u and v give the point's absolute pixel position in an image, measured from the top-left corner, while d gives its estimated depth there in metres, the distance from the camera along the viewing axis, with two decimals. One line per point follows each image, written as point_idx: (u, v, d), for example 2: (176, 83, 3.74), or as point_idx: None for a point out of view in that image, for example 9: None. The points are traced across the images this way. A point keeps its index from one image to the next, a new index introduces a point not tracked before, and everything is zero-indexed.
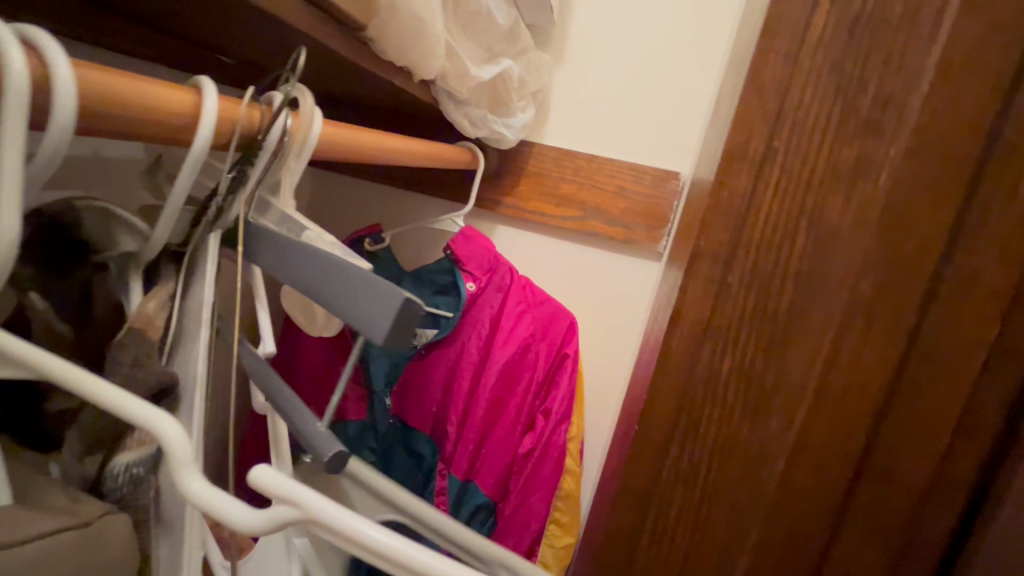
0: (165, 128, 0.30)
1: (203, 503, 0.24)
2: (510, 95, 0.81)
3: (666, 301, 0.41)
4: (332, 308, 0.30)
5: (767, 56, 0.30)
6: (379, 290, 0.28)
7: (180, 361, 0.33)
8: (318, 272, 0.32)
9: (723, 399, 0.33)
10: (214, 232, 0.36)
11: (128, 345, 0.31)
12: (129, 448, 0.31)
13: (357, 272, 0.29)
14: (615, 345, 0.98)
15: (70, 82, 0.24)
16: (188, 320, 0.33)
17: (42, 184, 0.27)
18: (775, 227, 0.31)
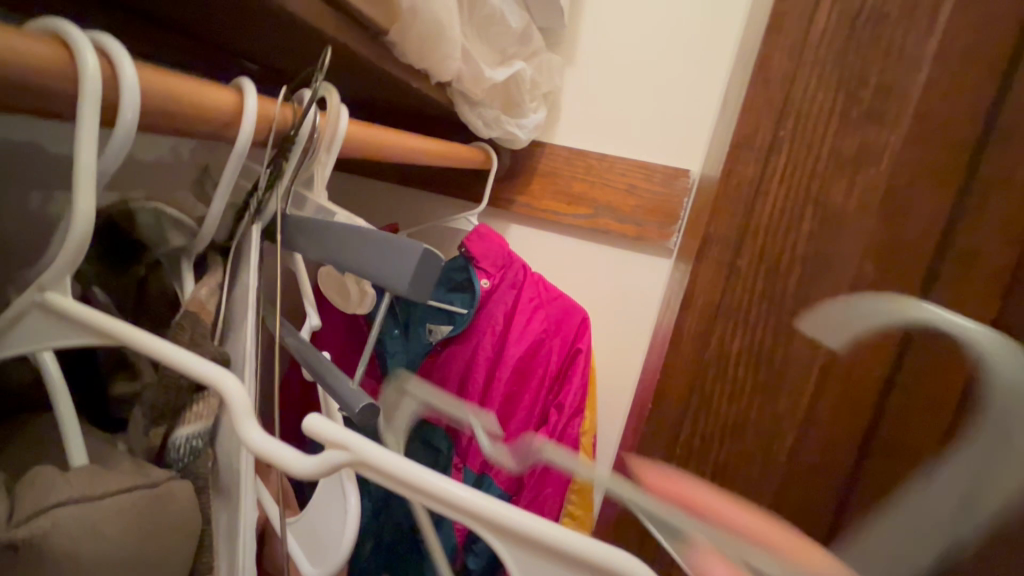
0: (213, 124, 0.33)
1: (263, 452, 0.27)
2: (522, 96, 0.84)
3: (678, 289, 0.43)
4: (358, 270, 0.36)
5: (772, 51, 0.32)
6: (400, 245, 0.34)
7: (231, 343, 0.35)
8: (342, 241, 0.37)
9: (736, 377, 0.35)
10: (256, 226, 0.38)
11: (184, 327, 0.34)
12: (190, 421, 0.35)
13: (378, 235, 0.35)
14: (627, 341, 0.99)
15: (135, 80, 0.27)
16: (236, 306, 0.36)
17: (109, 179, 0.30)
18: (784, 213, 0.33)
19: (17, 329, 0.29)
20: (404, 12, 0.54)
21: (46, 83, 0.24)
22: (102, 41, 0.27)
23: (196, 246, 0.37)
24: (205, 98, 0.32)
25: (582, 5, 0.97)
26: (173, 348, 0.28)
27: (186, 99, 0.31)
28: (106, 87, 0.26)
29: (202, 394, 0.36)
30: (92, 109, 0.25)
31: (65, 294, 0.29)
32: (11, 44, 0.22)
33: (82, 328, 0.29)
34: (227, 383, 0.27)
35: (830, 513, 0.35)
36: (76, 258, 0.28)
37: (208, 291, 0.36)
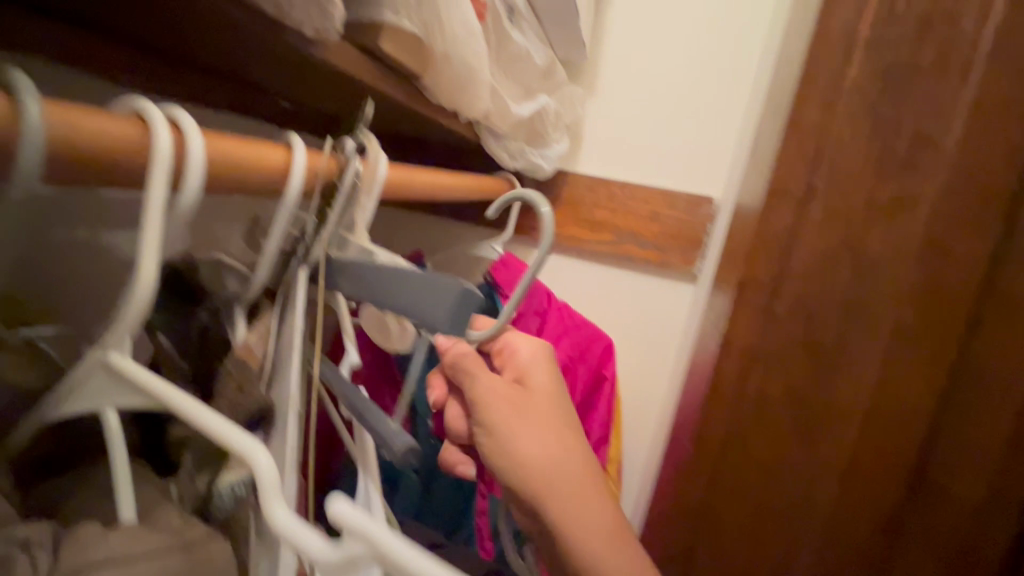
0: (267, 182, 0.34)
1: (285, 533, 0.25)
2: (546, 127, 0.85)
3: (710, 329, 0.43)
4: (395, 307, 0.36)
5: (804, 102, 0.33)
6: (440, 282, 0.35)
7: (278, 388, 0.37)
8: (377, 279, 0.37)
9: (774, 421, 0.35)
10: (302, 270, 0.40)
11: (233, 375, 0.35)
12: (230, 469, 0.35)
13: (417, 273, 0.36)
14: (652, 368, 0.99)
15: (201, 147, 0.29)
16: (283, 350, 0.37)
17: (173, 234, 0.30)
18: (818, 259, 0.33)
19: (79, 390, 0.27)
20: (437, 59, 0.56)
21: (129, 159, 0.25)
22: (175, 114, 0.29)
23: (247, 295, 0.40)
24: (259, 158, 0.34)
25: (601, 37, 0.99)
26: (221, 423, 0.27)
27: (241, 161, 0.32)
28: (176, 156, 0.28)
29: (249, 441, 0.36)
30: (162, 181, 0.26)
31: (125, 353, 0.27)
32: (99, 128, 0.24)
33: (137, 391, 0.27)
34: (259, 459, 0.26)
35: (875, 556, 0.35)
36: (139, 322, 0.27)
37: (258, 338, 0.38)
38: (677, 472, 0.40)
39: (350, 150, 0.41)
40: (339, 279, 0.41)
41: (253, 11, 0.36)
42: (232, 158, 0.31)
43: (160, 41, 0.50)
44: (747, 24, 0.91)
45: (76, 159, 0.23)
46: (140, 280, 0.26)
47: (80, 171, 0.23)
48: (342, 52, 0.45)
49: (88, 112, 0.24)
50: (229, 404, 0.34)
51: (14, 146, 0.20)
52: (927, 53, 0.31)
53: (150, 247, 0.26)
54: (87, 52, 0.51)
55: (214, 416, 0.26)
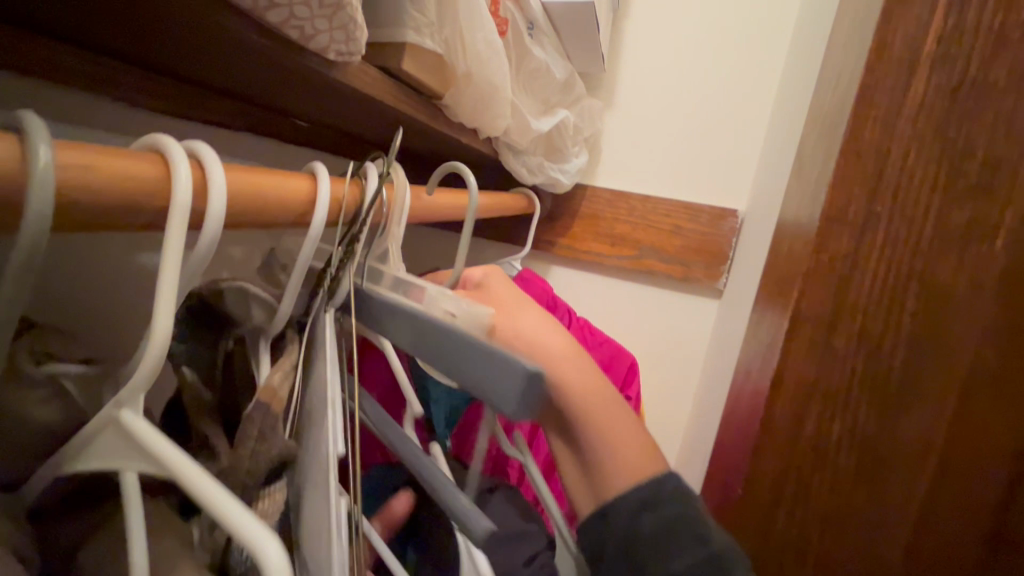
0: (291, 212, 0.33)
1: None
2: (565, 141, 0.84)
3: (753, 358, 0.41)
4: (456, 380, 0.32)
5: (864, 122, 0.31)
6: (501, 364, 0.29)
7: (310, 438, 0.36)
8: (436, 342, 0.33)
9: (836, 466, 0.33)
10: (329, 308, 0.38)
11: (253, 419, 0.33)
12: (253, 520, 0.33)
13: (477, 342, 0.31)
14: (676, 385, 0.96)
15: (222, 181, 0.27)
16: (312, 399, 0.36)
17: (193, 274, 0.28)
18: (882, 294, 0.31)
19: (93, 444, 0.26)
20: (459, 78, 0.55)
21: (147, 199, 0.23)
22: (196, 149, 0.27)
23: (272, 328, 0.39)
24: (283, 188, 0.32)
25: (619, 49, 0.98)
26: (220, 495, 0.23)
27: (263, 194, 0.30)
28: (196, 194, 0.26)
29: (267, 489, 0.34)
30: (182, 222, 0.24)
31: (137, 411, 0.25)
32: (116, 169, 0.22)
33: (143, 454, 0.25)
34: (263, 544, 0.22)
35: None
36: (151, 377, 0.25)
37: (282, 376, 0.35)
38: (725, 513, 0.37)
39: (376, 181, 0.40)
40: (392, 325, 0.37)
41: (275, 36, 0.34)
42: (252, 192, 0.30)
43: (178, 66, 0.50)
44: (770, 33, 0.89)
45: (90, 204, 0.21)
46: (157, 328, 0.24)
47: (95, 215, 0.22)
48: (364, 74, 0.43)
49: (102, 152, 0.22)
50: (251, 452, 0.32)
51: (23, 195, 0.18)
52: (1001, 70, 0.29)
53: (168, 293, 0.25)
54: (109, 76, 0.50)
55: (212, 484, 0.23)
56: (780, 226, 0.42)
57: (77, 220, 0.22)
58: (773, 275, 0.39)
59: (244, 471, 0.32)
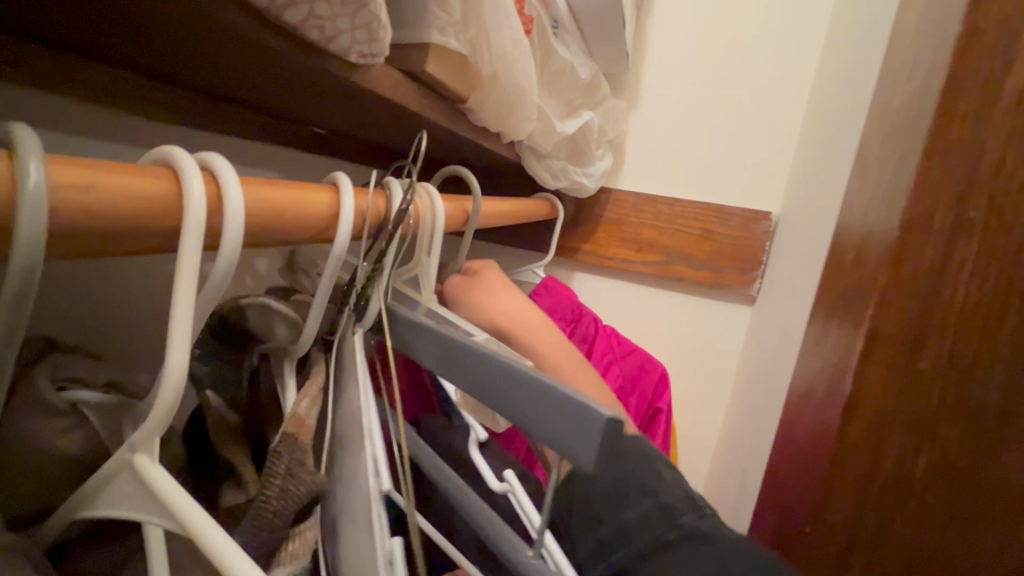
0: (313, 228, 0.30)
1: None
2: (589, 144, 0.81)
3: (812, 378, 0.37)
4: (507, 416, 0.28)
5: (951, 118, 0.27)
6: (560, 404, 0.25)
7: (352, 470, 0.34)
8: (477, 370, 0.30)
9: (924, 507, 0.29)
10: (358, 330, 0.37)
11: (281, 453, 0.31)
12: (282, 564, 0.30)
13: (532, 379, 0.27)
14: (708, 395, 0.92)
15: (240, 197, 0.24)
16: (350, 428, 0.34)
17: (210, 297, 0.26)
18: (974, 311, 0.28)
19: (109, 488, 0.24)
20: (484, 80, 0.52)
21: (154, 219, 0.21)
22: (209, 161, 0.25)
23: (297, 350, 0.37)
24: (304, 201, 0.29)
25: (644, 48, 0.95)
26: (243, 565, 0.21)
27: (285, 211, 0.28)
28: (210, 211, 0.24)
29: (297, 529, 0.32)
30: (196, 246, 0.22)
31: (154, 457, 0.23)
32: (121, 186, 0.19)
33: (160, 510, 0.23)
34: None
35: None
36: (166, 421, 0.22)
37: (309, 403, 0.34)
38: (788, 550, 0.34)
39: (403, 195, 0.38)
40: (430, 354, 0.35)
41: (294, 39, 0.32)
42: (273, 208, 0.27)
43: (195, 75, 0.48)
44: (804, 26, 0.85)
45: (88, 227, 0.19)
46: (172, 363, 0.22)
47: (99, 240, 0.19)
48: (386, 77, 0.41)
49: (109, 169, 0.19)
50: (280, 490, 0.30)
51: (9, 219, 0.16)
52: None
53: (182, 322, 0.22)
54: (126, 93, 0.48)
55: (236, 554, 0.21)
56: (843, 233, 0.38)
57: (78, 247, 0.19)
58: (838, 289, 0.36)
59: (270, 513, 0.30)
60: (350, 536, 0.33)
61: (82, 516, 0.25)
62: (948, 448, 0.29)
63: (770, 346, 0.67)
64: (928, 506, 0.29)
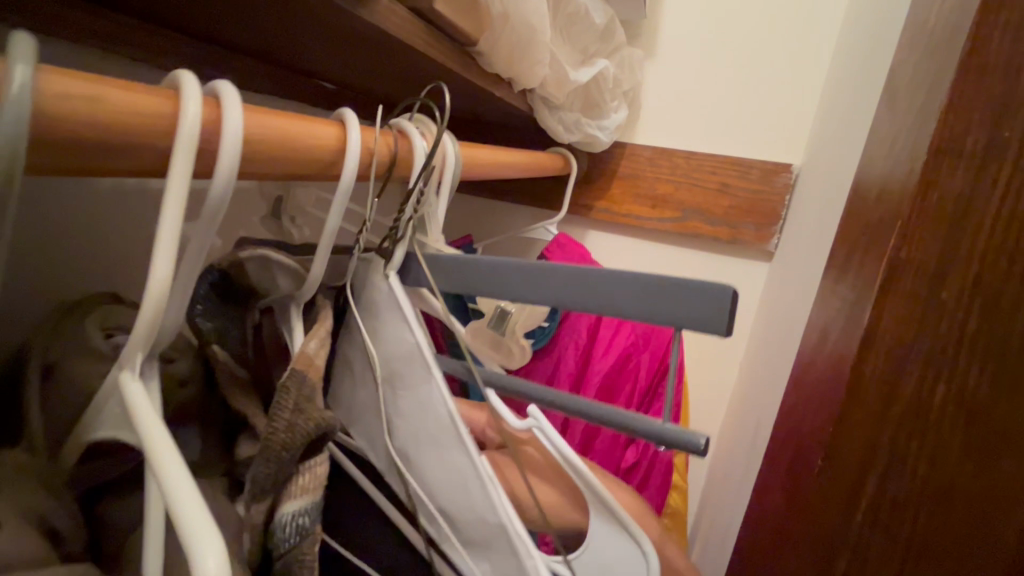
0: (317, 161, 0.30)
1: None
2: (604, 95, 0.78)
3: (828, 321, 0.36)
4: (590, 308, 0.32)
5: (990, 30, 0.26)
6: (674, 287, 0.29)
7: (423, 394, 0.39)
8: (549, 281, 0.34)
9: (941, 439, 0.29)
10: (391, 276, 0.39)
11: (289, 389, 0.32)
12: (294, 497, 0.32)
13: (634, 276, 0.30)
14: (722, 352, 0.91)
15: (239, 124, 0.24)
16: (410, 362, 0.39)
17: (213, 222, 0.26)
18: (1004, 238, 0.27)
19: (106, 405, 0.27)
20: (494, 20, 0.51)
21: (141, 139, 0.21)
22: (218, 87, 0.25)
23: (304, 295, 0.38)
24: (311, 136, 0.29)
25: None
26: (173, 471, 0.21)
27: (288, 144, 0.28)
28: (208, 134, 0.24)
29: (306, 465, 0.33)
30: (187, 164, 0.22)
31: (134, 372, 0.25)
32: (104, 103, 0.20)
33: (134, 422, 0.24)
34: (206, 548, 0.19)
35: None
36: (150, 335, 0.24)
37: (317, 343, 0.35)
38: (798, 483, 0.34)
39: (421, 143, 0.38)
40: (490, 281, 0.37)
41: None
42: (277, 137, 0.27)
43: (203, 22, 0.48)
44: None
45: (68, 146, 0.19)
46: (154, 275, 0.23)
47: (95, 155, 0.20)
48: (394, 13, 0.40)
49: (105, 82, 0.20)
50: (286, 423, 0.31)
51: None
52: None
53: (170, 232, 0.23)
54: (133, 41, 0.48)
55: (169, 462, 0.21)
56: (869, 168, 0.37)
57: (65, 164, 0.20)
58: (860, 226, 0.35)
59: (279, 445, 0.31)
60: (433, 455, 0.40)
61: (95, 438, 0.27)
62: (977, 379, 0.28)
63: (788, 300, 0.66)
64: (943, 439, 0.29)
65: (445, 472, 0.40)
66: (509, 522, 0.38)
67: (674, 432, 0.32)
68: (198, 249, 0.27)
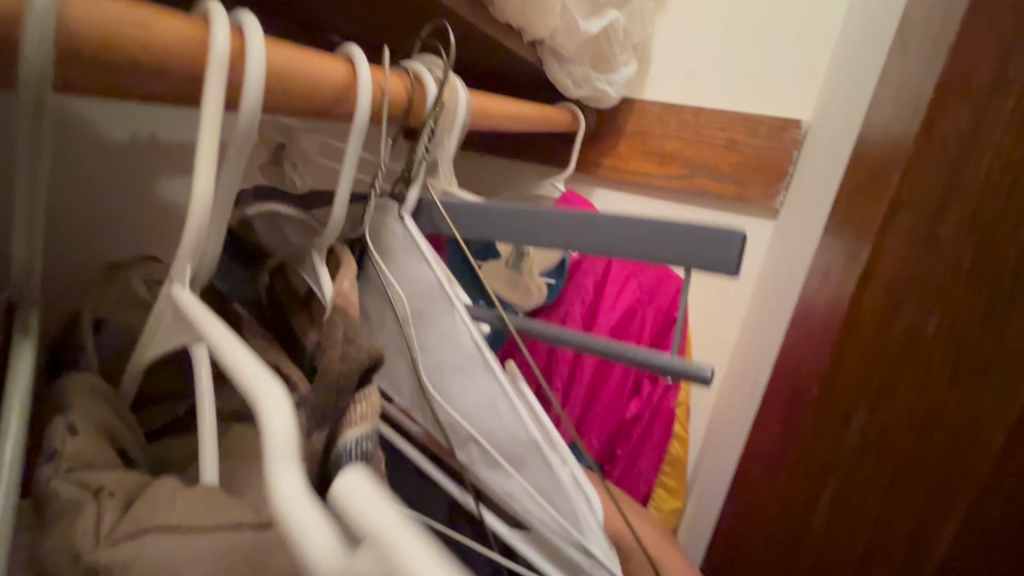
0: (331, 97, 0.30)
1: (286, 519, 0.15)
2: (614, 48, 0.77)
3: (830, 265, 0.38)
4: (593, 250, 0.34)
5: None
6: (681, 228, 0.31)
7: (443, 329, 0.41)
8: (551, 227, 0.36)
9: (930, 369, 0.32)
10: (406, 218, 0.41)
11: (337, 322, 0.33)
12: (353, 425, 0.28)
13: (667, 227, 0.32)
14: (726, 309, 0.93)
15: (261, 54, 0.25)
16: (432, 297, 0.41)
17: (243, 152, 0.27)
18: (998, 172, 0.29)
19: (154, 330, 0.29)
20: None
21: (166, 61, 0.22)
22: (241, 18, 0.26)
23: (328, 238, 0.38)
24: (324, 73, 0.30)
25: None
26: (221, 334, 0.23)
27: (301, 77, 0.28)
28: (234, 66, 0.25)
29: (361, 392, 0.30)
30: (218, 91, 0.23)
31: (183, 283, 0.27)
32: (134, 23, 0.21)
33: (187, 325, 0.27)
34: (269, 402, 0.18)
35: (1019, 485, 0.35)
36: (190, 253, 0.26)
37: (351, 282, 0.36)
38: (791, 414, 0.37)
39: (428, 81, 0.39)
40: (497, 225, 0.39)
41: None
42: (292, 71, 0.28)
43: None
44: None
45: (99, 63, 0.20)
46: (198, 186, 0.25)
47: (132, 76, 0.21)
48: None
49: (137, 4, 0.21)
50: (339, 353, 0.31)
51: (46, 31, 0.18)
52: None
53: (205, 159, 0.25)
54: None
55: (224, 330, 0.23)
56: (876, 114, 0.38)
57: (100, 84, 0.21)
58: (865, 170, 0.36)
59: (334, 374, 0.30)
60: (453, 390, 0.41)
61: (152, 356, 0.30)
62: (968, 306, 0.30)
63: (787, 255, 0.67)
64: (926, 366, 0.32)
65: (464, 406, 0.41)
66: (540, 436, 0.38)
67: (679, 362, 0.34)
68: (228, 180, 0.28)
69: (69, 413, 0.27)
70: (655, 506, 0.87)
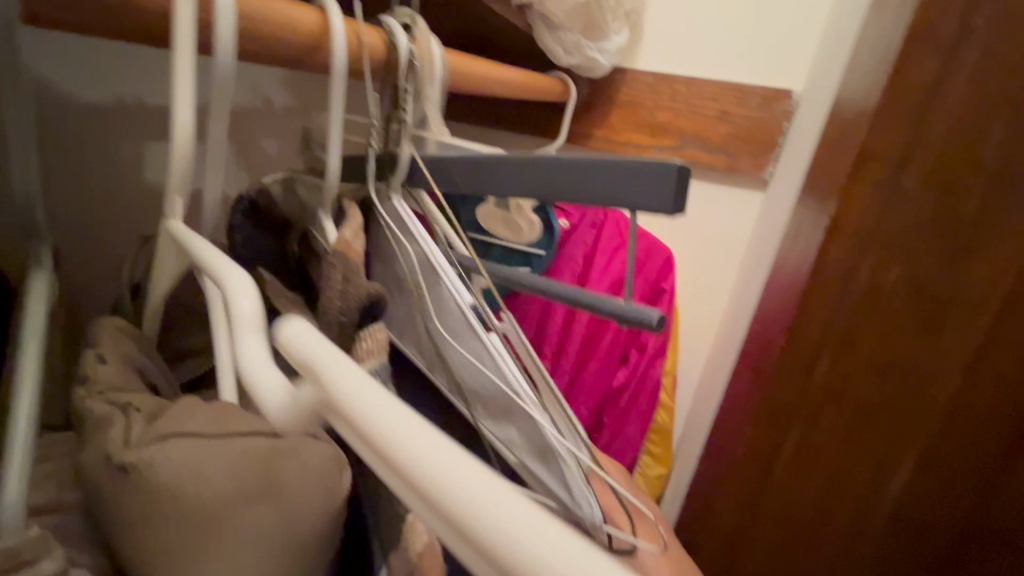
0: (304, 43, 0.30)
1: (247, 367, 0.23)
2: (605, 15, 0.77)
3: (805, 225, 0.38)
4: (552, 197, 0.31)
5: None
6: (613, 166, 0.27)
7: (435, 294, 0.41)
8: (515, 178, 0.33)
9: (868, 332, 0.36)
10: (398, 179, 0.43)
11: (335, 265, 0.35)
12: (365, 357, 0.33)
13: (579, 160, 0.29)
14: (716, 283, 0.93)
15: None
16: (422, 266, 0.41)
17: (220, 97, 0.28)
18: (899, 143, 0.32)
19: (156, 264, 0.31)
20: None
21: None
22: None
23: (327, 196, 0.39)
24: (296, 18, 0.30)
25: None
26: (216, 256, 0.27)
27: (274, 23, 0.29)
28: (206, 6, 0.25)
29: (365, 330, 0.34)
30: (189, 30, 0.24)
31: (175, 216, 0.29)
32: None
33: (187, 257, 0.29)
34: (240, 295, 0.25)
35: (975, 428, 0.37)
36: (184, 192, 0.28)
37: (352, 231, 0.37)
38: (761, 368, 0.38)
39: (399, 34, 0.40)
40: (469, 179, 0.38)
41: None
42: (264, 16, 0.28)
43: None
44: None
45: None
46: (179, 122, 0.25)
47: None
48: None
49: None
50: (341, 292, 0.34)
51: None
52: None
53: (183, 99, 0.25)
54: None
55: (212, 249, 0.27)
56: (855, 72, 0.38)
57: None
58: (841, 128, 0.36)
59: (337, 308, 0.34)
60: (451, 354, 0.41)
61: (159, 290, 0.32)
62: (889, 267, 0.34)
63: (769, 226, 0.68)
64: (862, 324, 0.36)
65: (462, 368, 0.41)
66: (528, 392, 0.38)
67: (630, 308, 0.31)
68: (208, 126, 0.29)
69: (99, 345, 0.28)
70: (641, 472, 0.89)
